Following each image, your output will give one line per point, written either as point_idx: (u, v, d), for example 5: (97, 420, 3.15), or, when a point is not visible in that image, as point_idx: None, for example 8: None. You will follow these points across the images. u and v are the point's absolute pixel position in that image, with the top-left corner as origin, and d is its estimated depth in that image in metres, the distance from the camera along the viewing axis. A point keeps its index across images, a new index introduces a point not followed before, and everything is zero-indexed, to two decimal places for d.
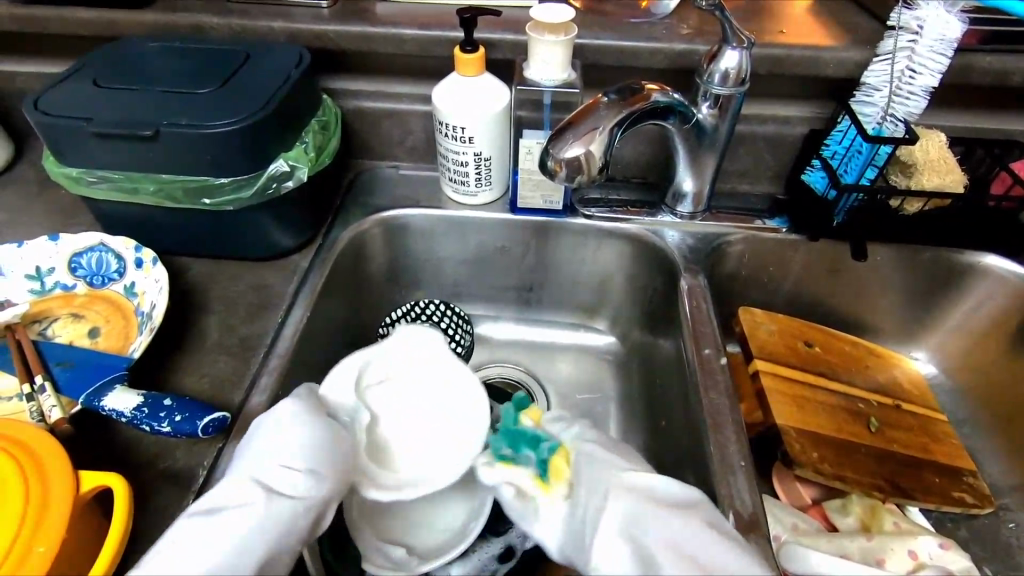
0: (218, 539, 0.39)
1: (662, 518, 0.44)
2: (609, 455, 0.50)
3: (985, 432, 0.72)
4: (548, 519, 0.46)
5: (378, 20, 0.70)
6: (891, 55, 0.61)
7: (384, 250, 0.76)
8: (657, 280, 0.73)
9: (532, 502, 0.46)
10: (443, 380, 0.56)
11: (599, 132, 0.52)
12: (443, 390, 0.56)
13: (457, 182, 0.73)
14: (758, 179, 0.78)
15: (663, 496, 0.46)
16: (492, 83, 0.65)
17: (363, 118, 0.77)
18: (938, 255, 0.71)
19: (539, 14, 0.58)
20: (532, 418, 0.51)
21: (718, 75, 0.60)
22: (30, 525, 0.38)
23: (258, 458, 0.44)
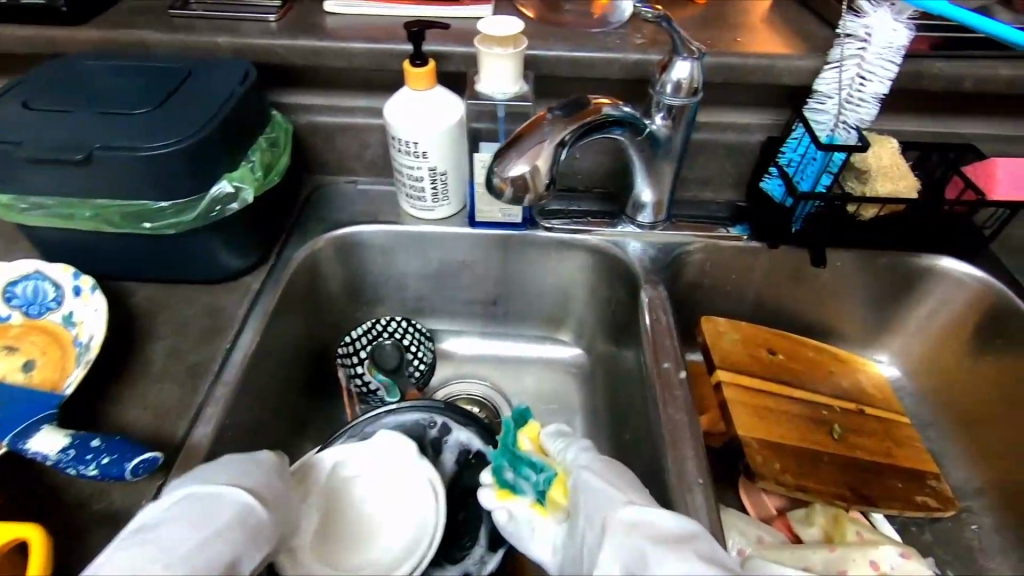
0: (166, 553, 0.37)
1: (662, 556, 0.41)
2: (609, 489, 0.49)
3: (948, 435, 0.72)
4: (544, 537, 0.52)
5: (327, 34, 0.69)
6: (841, 63, 0.62)
7: (341, 268, 0.74)
8: (619, 291, 0.72)
9: (529, 523, 0.52)
10: (395, 465, 0.54)
11: (546, 147, 0.51)
12: (395, 475, 0.54)
13: (414, 197, 0.71)
14: (719, 187, 0.78)
15: (664, 532, 0.44)
16: (445, 97, 0.64)
17: (317, 132, 0.76)
18: (897, 259, 0.71)
19: (486, 27, 0.57)
20: (529, 440, 0.57)
21: (670, 85, 0.59)
22: None
23: (241, 478, 0.44)
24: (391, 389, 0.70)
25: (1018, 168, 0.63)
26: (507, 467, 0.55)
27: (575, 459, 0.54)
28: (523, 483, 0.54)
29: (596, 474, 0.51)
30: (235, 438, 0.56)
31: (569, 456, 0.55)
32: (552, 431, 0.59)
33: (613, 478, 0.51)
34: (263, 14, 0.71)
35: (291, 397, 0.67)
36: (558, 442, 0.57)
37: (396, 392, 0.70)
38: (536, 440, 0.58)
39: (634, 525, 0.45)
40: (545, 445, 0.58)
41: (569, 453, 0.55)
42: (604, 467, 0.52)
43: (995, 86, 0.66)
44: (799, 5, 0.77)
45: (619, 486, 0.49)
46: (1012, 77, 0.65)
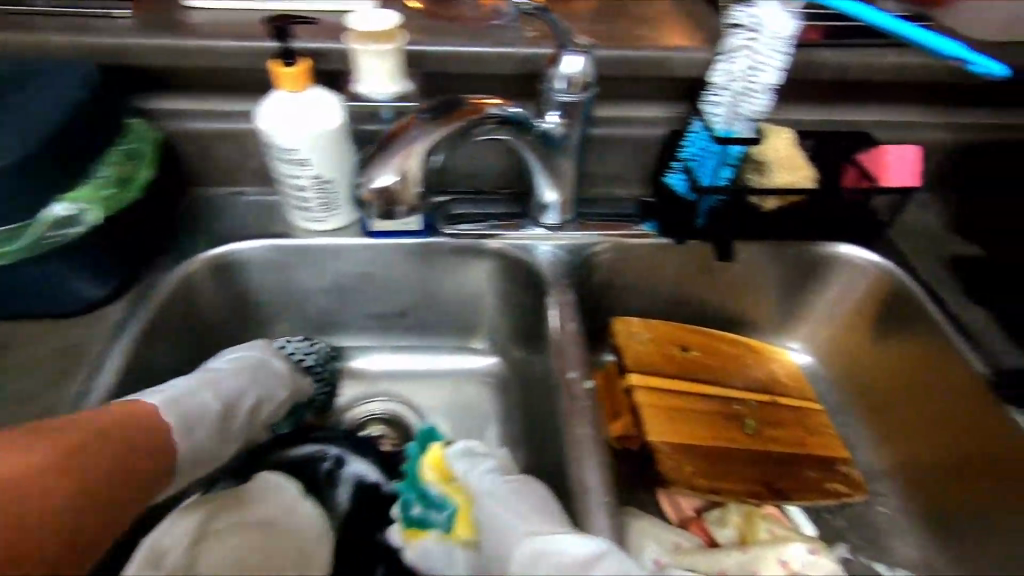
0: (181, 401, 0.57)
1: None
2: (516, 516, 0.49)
3: (857, 419, 0.73)
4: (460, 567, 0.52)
5: (189, 31, 0.62)
6: (734, 53, 0.60)
7: (226, 288, 0.68)
8: (529, 297, 0.69)
9: (442, 558, 0.52)
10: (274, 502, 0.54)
11: (415, 148, 0.52)
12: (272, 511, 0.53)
13: (301, 208, 0.65)
14: (627, 183, 0.76)
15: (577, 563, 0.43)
16: (323, 98, 0.58)
17: (190, 140, 0.68)
18: (802, 248, 0.72)
19: (355, 23, 0.52)
20: (433, 468, 0.56)
21: (561, 81, 0.56)
22: None
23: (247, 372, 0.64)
24: (282, 421, 0.66)
25: (905, 153, 0.65)
26: (414, 501, 0.54)
27: (481, 483, 0.52)
28: (430, 517, 0.54)
29: (502, 494, 0.51)
30: None
31: (473, 476, 0.53)
32: (458, 450, 0.56)
33: (523, 500, 0.50)
34: (115, 11, 0.63)
35: None
36: (462, 465, 0.54)
37: (287, 424, 0.66)
38: (439, 464, 0.56)
39: (539, 555, 0.45)
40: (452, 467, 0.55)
41: (472, 478, 0.53)
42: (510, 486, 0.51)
43: (882, 73, 0.66)
44: None
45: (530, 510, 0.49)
46: (897, 65, 0.66)
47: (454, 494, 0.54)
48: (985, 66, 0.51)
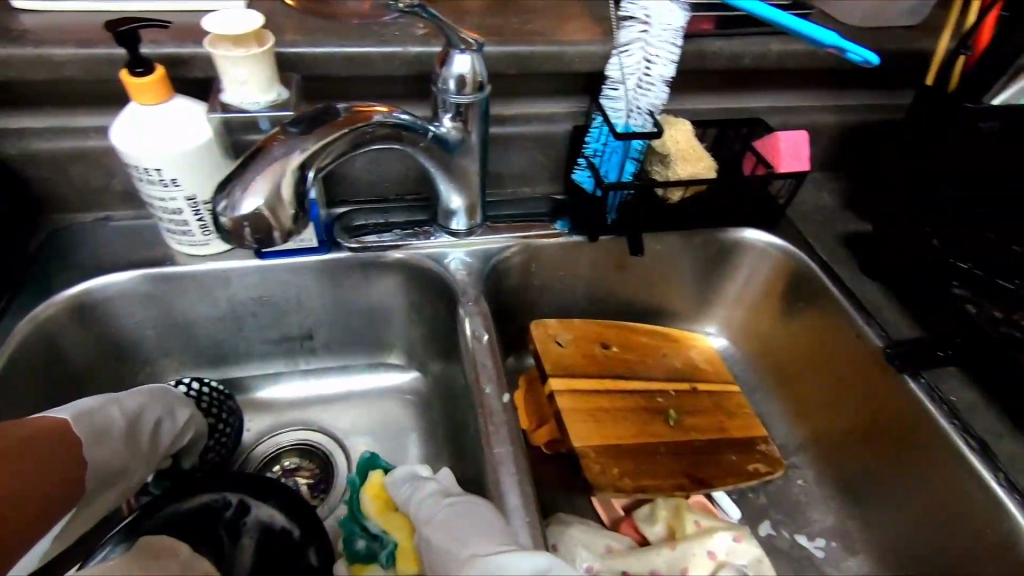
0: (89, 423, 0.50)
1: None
2: (458, 541, 0.45)
3: (771, 396, 0.76)
4: None
5: (19, 38, 0.53)
6: (628, 46, 0.59)
7: (98, 328, 0.61)
8: (442, 308, 0.66)
9: None
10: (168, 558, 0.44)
11: (287, 170, 0.44)
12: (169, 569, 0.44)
13: (179, 233, 0.59)
14: (536, 181, 0.74)
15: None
16: (188, 110, 0.52)
17: (38, 163, 0.60)
18: (710, 236, 0.73)
19: (210, 25, 0.46)
20: (375, 501, 0.54)
21: (453, 81, 0.53)
22: None
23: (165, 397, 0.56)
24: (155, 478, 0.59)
25: (798, 140, 0.66)
26: (358, 535, 0.54)
27: (423, 508, 0.50)
28: (374, 552, 0.52)
29: (442, 517, 0.48)
30: None
31: (412, 502, 0.52)
32: (398, 478, 0.54)
33: (464, 521, 0.46)
34: None
35: None
36: (405, 495, 0.53)
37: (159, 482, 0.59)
38: (380, 495, 0.55)
39: None
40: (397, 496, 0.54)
41: (411, 508, 0.51)
42: (452, 506, 0.48)
43: (770, 61, 0.68)
44: None
45: (472, 531, 0.45)
46: (782, 52, 0.67)
47: (394, 528, 0.53)
48: (860, 54, 0.52)
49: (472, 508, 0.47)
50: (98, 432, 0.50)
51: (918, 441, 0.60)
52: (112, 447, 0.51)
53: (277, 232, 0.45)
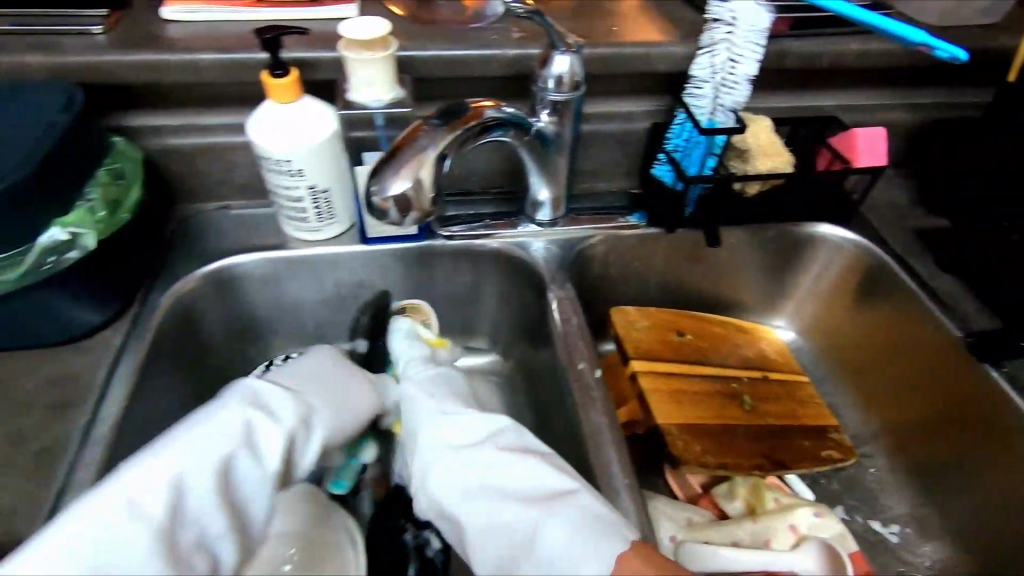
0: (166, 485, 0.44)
1: (486, 463, 0.48)
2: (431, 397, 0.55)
3: (840, 387, 0.77)
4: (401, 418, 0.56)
5: (168, 45, 0.60)
6: (712, 47, 0.63)
7: (220, 306, 0.67)
8: (528, 294, 0.70)
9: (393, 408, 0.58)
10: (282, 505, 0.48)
11: (427, 158, 0.49)
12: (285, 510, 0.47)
13: (296, 220, 0.65)
14: (613, 176, 0.78)
15: (488, 436, 0.50)
16: (316, 108, 0.58)
17: (172, 156, 0.67)
18: (783, 230, 0.75)
19: (346, 31, 0.52)
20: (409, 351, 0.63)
21: (552, 81, 0.58)
22: None
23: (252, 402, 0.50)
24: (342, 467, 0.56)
25: (873, 136, 0.68)
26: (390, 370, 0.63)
27: (414, 367, 0.59)
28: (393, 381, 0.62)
29: (423, 376, 0.58)
30: None
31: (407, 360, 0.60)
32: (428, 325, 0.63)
33: (443, 384, 0.57)
34: (85, 26, 0.61)
35: None
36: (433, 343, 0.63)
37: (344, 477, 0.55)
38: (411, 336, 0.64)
39: (458, 442, 0.50)
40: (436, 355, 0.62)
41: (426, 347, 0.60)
42: (437, 371, 0.58)
43: (848, 59, 0.70)
44: None
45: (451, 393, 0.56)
46: (861, 51, 0.70)
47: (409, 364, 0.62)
48: (949, 52, 0.54)
49: (453, 380, 0.58)
50: (179, 490, 0.44)
51: (976, 399, 0.63)
52: (206, 494, 0.45)
53: (417, 212, 0.50)
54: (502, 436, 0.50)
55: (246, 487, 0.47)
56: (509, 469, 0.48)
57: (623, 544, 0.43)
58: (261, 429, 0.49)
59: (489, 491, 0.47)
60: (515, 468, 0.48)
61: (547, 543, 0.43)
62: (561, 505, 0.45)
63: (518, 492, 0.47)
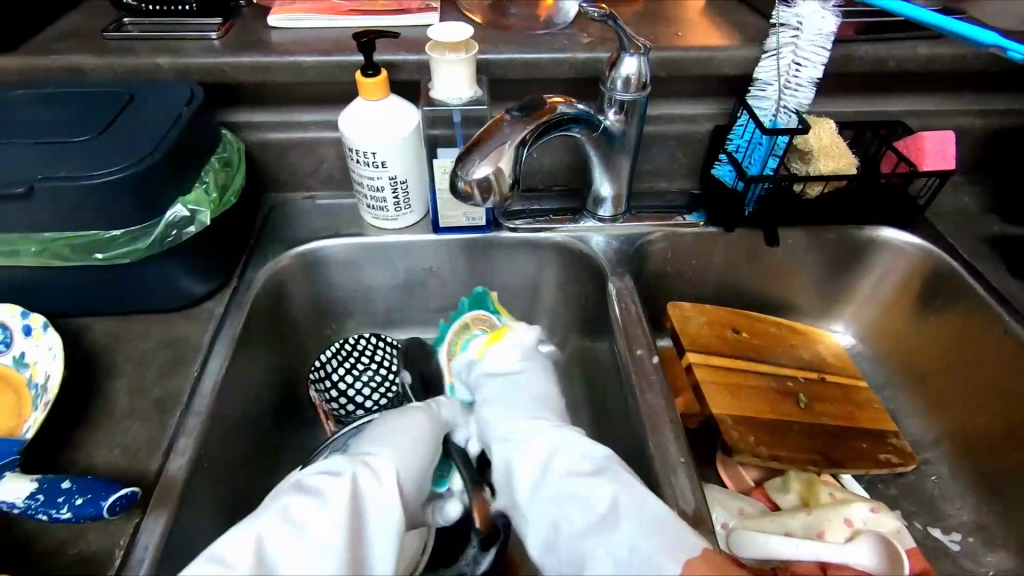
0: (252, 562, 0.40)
1: (552, 482, 0.48)
2: (507, 406, 0.57)
3: (902, 393, 0.76)
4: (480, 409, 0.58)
5: (273, 49, 0.67)
6: (777, 51, 0.65)
7: (305, 286, 0.73)
8: (588, 286, 0.74)
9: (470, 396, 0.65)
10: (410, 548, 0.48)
11: (507, 149, 0.54)
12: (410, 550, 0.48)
13: (375, 209, 0.71)
14: (672, 176, 0.80)
15: (558, 446, 0.51)
16: (401, 106, 0.64)
17: (269, 149, 0.74)
18: (844, 234, 0.75)
19: (436, 35, 0.58)
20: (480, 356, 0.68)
21: (620, 81, 0.61)
22: None
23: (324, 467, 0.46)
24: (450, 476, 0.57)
25: (945, 139, 0.68)
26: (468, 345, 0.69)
27: (493, 375, 0.62)
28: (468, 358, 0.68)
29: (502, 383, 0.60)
30: (212, 468, 0.54)
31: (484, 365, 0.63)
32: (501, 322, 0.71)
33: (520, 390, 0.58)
34: (203, 32, 0.69)
35: (267, 420, 0.65)
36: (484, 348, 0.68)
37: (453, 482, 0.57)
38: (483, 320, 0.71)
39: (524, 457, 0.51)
40: (496, 348, 0.64)
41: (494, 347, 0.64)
42: (514, 378, 0.60)
43: (917, 63, 0.70)
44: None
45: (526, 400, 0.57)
46: (930, 55, 0.70)
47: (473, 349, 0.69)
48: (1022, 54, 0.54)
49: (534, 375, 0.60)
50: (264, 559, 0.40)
51: None
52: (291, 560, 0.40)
53: (497, 196, 0.55)
54: (567, 456, 0.50)
55: (326, 542, 0.41)
56: (570, 480, 0.48)
57: (691, 552, 0.42)
58: (330, 486, 0.44)
59: (553, 500, 0.47)
60: (575, 479, 0.48)
61: (607, 553, 0.43)
62: (631, 513, 0.44)
63: (579, 501, 0.46)
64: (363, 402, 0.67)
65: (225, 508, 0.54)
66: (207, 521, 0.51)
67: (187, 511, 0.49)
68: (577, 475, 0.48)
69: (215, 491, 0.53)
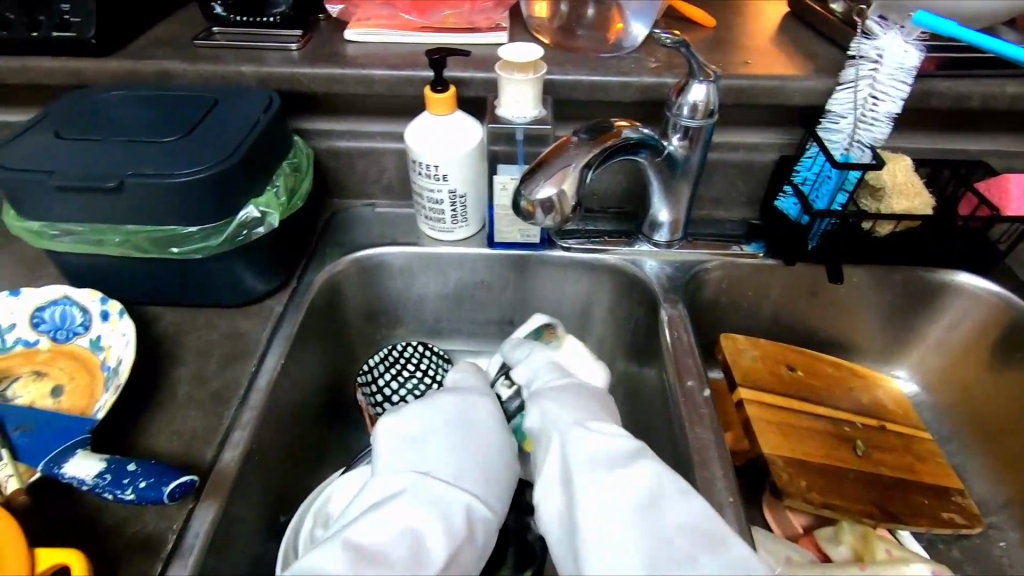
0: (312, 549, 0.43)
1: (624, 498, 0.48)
2: (562, 400, 0.57)
3: (969, 449, 0.71)
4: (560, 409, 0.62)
5: (347, 61, 0.70)
6: (854, 83, 0.63)
7: (360, 290, 0.75)
8: (638, 310, 0.73)
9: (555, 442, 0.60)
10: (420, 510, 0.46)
11: (572, 170, 0.54)
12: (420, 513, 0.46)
13: (432, 220, 0.72)
14: (732, 205, 0.79)
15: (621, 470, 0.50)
16: (466, 121, 0.65)
17: (336, 157, 0.77)
18: (913, 276, 0.72)
19: (507, 53, 0.59)
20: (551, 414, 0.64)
21: (686, 108, 0.60)
22: None
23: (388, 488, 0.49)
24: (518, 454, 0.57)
25: None
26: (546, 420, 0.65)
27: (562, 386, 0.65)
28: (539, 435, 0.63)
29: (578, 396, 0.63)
30: (262, 462, 0.55)
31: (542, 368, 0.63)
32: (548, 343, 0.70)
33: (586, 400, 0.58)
34: (284, 43, 0.72)
35: (316, 419, 0.67)
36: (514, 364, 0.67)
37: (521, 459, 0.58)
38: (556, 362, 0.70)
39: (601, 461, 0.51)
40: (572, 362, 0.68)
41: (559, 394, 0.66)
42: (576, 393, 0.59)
43: (1003, 102, 0.67)
44: (806, 27, 0.79)
45: (575, 397, 0.58)
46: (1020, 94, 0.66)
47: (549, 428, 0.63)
48: None
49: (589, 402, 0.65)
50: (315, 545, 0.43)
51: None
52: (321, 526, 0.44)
53: (559, 216, 0.55)
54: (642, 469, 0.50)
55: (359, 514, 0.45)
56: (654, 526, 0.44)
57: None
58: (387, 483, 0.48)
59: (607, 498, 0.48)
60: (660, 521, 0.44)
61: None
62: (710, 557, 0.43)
63: (622, 478, 0.47)
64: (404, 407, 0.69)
65: (270, 503, 0.56)
66: (253, 513, 0.53)
67: (235, 503, 0.50)
68: (620, 452, 0.50)
69: (262, 485, 0.55)
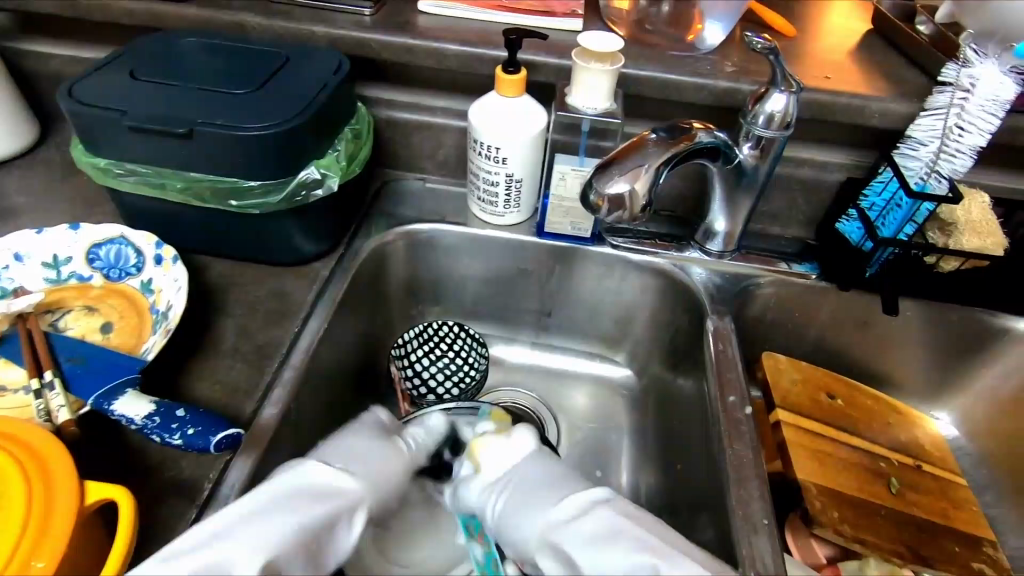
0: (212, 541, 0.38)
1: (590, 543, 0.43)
2: (523, 503, 0.48)
3: (1008, 505, 0.69)
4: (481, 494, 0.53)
5: (418, 31, 0.69)
6: (943, 110, 0.60)
7: (404, 264, 0.75)
8: (682, 318, 0.72)
9: None
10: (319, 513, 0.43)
11: (644, 171, 0.53)
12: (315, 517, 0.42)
13: (485, 201, 0.71)
14: (789, 222, 0.76)
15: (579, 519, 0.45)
16: (532, 105, 0.63)
17: (394, 127, 0.76)
18: (971, 317, 0.70)
19: (586, 41, 0.57)
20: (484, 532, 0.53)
21: (762, 116, 0.58)
22: (41, 513, 0.36)
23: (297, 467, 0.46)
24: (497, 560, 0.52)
25: None
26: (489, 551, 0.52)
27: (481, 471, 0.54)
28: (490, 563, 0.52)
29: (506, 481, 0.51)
30: (297, 423, 0.56)
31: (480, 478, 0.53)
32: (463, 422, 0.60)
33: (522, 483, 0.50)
34: (358, 7, 0.71)
35: (349, 386, 0.67)
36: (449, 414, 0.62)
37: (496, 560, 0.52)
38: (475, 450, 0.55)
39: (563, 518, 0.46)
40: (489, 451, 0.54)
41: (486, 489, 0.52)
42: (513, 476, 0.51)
43: None
44: (890, 46, 0.76)
45: (525, 488, 0.50)
46: None
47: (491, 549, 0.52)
48: None
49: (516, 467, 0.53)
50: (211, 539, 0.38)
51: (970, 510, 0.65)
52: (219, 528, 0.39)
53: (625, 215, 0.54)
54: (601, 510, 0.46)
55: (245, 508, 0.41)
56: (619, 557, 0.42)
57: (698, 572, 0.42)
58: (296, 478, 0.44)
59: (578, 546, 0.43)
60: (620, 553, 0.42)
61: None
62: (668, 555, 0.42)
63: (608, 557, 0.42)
64: (434, 385, 0.69)
65: None
66: None
67: (270, 460, 0.51)
68: (596, 519, 0.45)
69: (295, 446, 0.55)
